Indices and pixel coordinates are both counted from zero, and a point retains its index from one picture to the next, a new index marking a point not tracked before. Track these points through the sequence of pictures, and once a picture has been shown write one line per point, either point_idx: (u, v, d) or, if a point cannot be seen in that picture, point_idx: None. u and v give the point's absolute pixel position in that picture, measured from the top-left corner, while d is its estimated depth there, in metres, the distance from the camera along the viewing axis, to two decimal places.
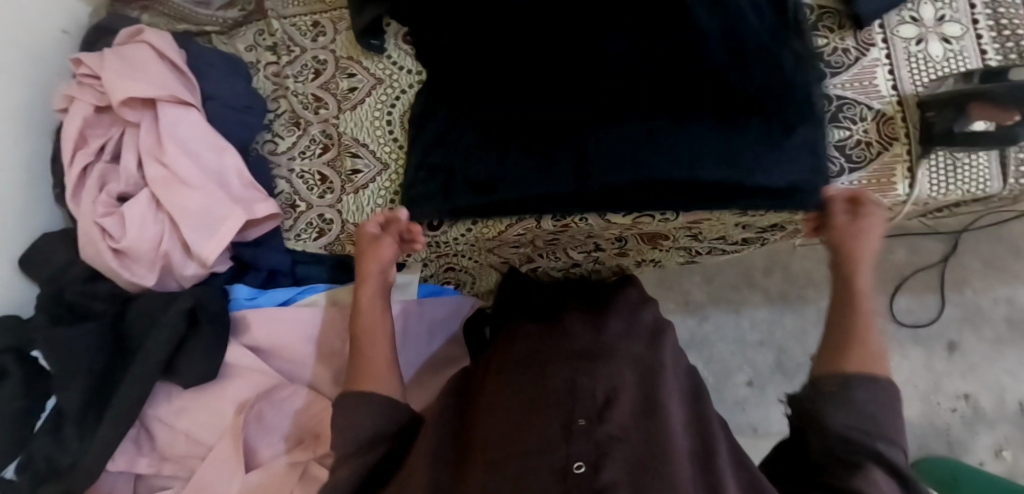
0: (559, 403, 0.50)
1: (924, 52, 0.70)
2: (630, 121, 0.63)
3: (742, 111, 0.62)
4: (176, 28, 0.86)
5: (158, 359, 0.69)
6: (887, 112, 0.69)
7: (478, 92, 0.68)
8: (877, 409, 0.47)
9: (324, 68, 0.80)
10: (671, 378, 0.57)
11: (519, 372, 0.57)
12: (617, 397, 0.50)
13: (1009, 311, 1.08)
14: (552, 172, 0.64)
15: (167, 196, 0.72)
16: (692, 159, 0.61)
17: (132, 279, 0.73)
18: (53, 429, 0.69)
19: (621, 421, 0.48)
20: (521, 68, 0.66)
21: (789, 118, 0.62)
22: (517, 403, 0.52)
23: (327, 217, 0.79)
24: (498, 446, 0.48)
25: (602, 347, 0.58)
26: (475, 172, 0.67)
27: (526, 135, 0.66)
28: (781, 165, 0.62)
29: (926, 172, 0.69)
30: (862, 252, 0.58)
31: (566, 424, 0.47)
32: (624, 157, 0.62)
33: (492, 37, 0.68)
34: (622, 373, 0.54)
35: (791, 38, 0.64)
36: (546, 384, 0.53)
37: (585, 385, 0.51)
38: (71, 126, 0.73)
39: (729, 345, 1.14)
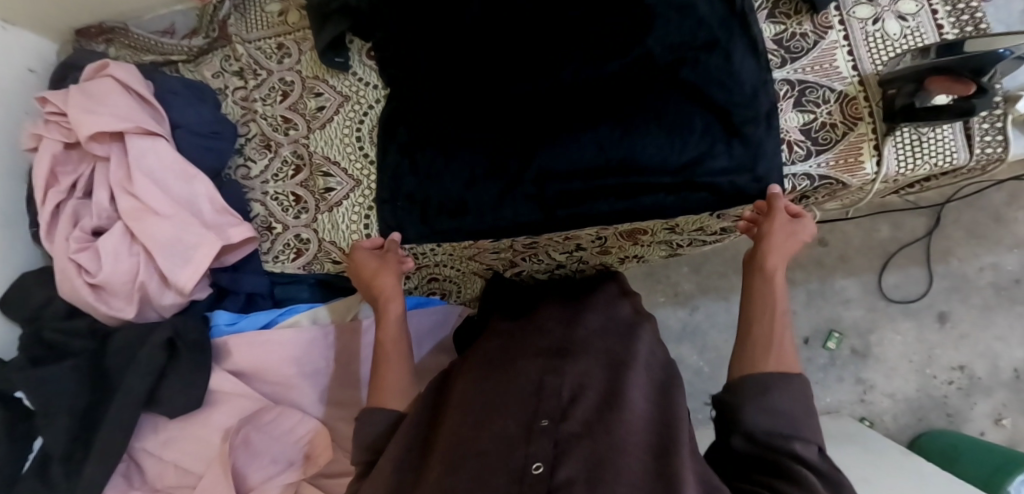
0: (524, 405, 0.51)
1: (881, 31, 0.70)
2: (583, 139, 0.66)
3: (692, 119, 0.65)
4: (143, 59, 0.87)
5: (139, 393, 0.69)
6: (849, 92, 0.70)
7: (440, 118, 0.71)
8: (792, 406, 0.50)
9: (291, 89, 0.81)
10: (640, 370, 0.57)
11: (486, 373, 0.58)
12: (581, 396, 0.51)
13: (996, 278, 1.08)
14: (514, 194, 0.68)
15: (140, 227, 0.72)
16: (643, 177, 0.66)
17: (110, 313, 0.73)
18: (42, 468, 0.69)
19: (584, 418, 0.49)
20: (479, 92, 0.69)
21: (736, 117, 0.64)
22: (482, 405, 0.53)
23: (303, 236, 0.79)
24: (461, 447, 0.49)
25: (570, 346, 0.59)
26: (445, 197, 0.70)
27: (490, 157, 0.69)
28: (732, 157, 0.65)
29: (893, 148, 0.69)
30: (781, 245, 0.61)
31: (529, 426, 0.49)
32: (579, 170, 0.66)
33: (450, 59, 0.70)
34: (588, 367, 0.55)
35: (738, 28, 0.65)
36: (513, 385, 0.54)
37: (551, 386, 0.53)
38: (41, 165, 0.73)
39: (722, 334, 1.14)
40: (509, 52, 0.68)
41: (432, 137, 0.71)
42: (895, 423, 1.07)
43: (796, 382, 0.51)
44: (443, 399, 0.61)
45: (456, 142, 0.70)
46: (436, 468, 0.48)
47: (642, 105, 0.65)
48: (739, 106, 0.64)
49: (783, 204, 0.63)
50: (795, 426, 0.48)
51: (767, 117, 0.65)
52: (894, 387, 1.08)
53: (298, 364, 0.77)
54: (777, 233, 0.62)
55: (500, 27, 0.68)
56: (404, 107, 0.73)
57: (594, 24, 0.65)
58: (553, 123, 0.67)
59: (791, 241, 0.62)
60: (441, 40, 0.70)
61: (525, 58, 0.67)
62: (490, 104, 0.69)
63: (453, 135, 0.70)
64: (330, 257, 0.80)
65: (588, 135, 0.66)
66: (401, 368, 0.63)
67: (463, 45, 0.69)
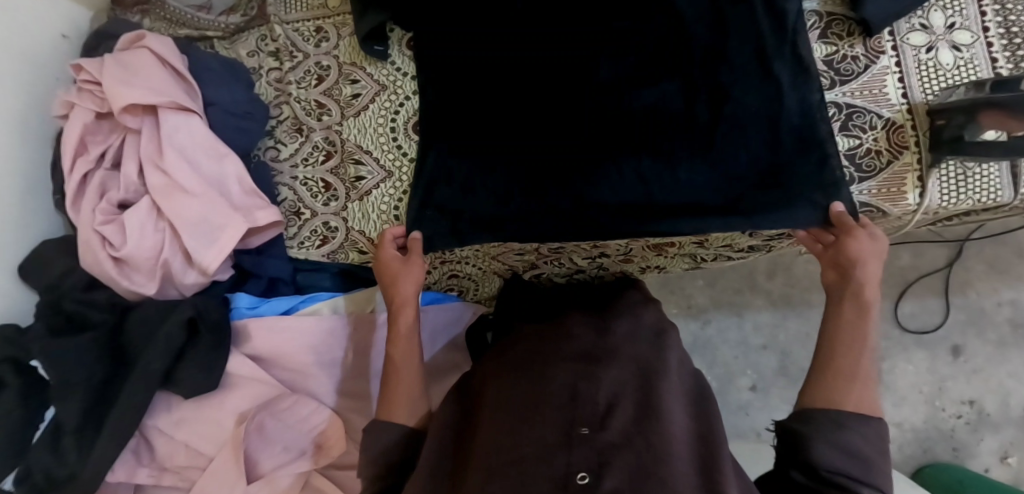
0: (560, 409, 0.51)
1: (934, 60, 0.69)
2: (624, 170, 0.68)
3: (737, 159, 0.66)
4: (178, 33, 0.85)
5: (157, 371, 0.68)
6: (897, 120, 0.69)
7: (480, 127, 0.70)
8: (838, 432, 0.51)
9: (327, 74, 0.79)
10: (671, 382, 0.56)
11: (518, 374, 0.58)
12: (616, 405, 0.51)
13: (1014, 315, 1.07)
14: (554, 215, 0.70)
15: (168, 204, 0.71)
16: (682, 209, 0.68)
17: (131, 288, 0.72)
18: (53, 440, 0.69)
19: (622, 427, 0.49)
20: (516, 111, 0.69)
21: (782, 152, 0.66)
22: (515, 407, 0.53)
23: (331, 224, 0.79)
24: (495, 452, 0.49)
25: (604, 349, 0.59)
26: (481, 215, 0.71)
27: (525, 181, 0.70)
28: (776, 201, 0.66)
29: (937, 181, 0.68)
30: (868, 276, 0.60)
31: (568, 432, 0.48)
32: (621, 200, 0.69)
33: (497, 75, 0.69)
34: (621, 375, 0.55)
35: (783, 54, 0.66)
36: (546, 388, 0.54)
37: (586, 392, 0.52)
38: (71, 133, 0.72)
39: (732, 349, 1.14)
40: (557, 77, 0.68)
41: (471, 147, 0.70)
42: (901, 453, 1.07)
43: (861, 421, 0.52)
44: (473, 402, 0.61)
45: (494, 155, 0.70)
46: (475, 472, 0.48)
47: (685, 136, 0.67)
48: (788, 143, 0.66)
49: (852, 220, 0.63)
50: (865, 470, 0.50)
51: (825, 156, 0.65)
52: (903, 417, 1.07)
53: (316, 351, 0.76)
54: (869, 259, 0.60)
55: (552, 51, 0.67)
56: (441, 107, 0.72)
57: (647, 65, 0.67)
58: (595, 147, 0.68)
59: (878, 245, 0.61)
60: (486, 70, 0.69)
61: (573, 87, 0.68)
62: (532, 124, 0.68)
63: (490, 149, 0.70)
64: (356, 247, 0.79)
65: (627, 165, 0.68)
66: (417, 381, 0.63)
67: (511, 63, 0.68)
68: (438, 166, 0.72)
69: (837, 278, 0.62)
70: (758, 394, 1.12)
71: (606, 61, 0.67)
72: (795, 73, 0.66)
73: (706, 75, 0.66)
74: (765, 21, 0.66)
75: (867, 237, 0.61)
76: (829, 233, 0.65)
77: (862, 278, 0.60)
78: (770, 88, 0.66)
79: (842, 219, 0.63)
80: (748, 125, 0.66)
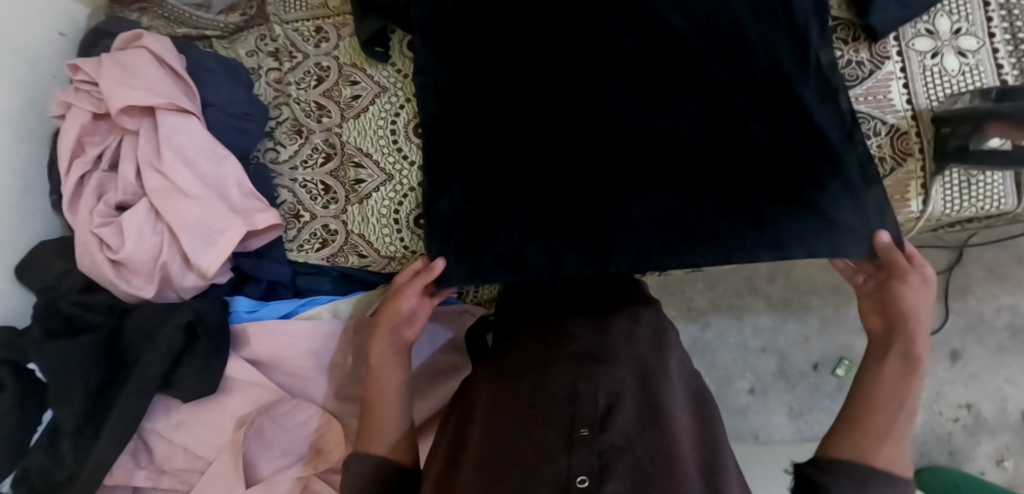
0: (560, 412, 0.50)
1: (939, 66, 0.69)
2: (647, 201, 0.65)
3: (762, 184, 0.63)
4: (177, 31, 0.83)
5: (156, 374, 0.68)
6: (901, 126, 0.68)
7: (492, 160, 0.68)
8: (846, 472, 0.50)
9: (327, 75, 0.78)
10: (671, 385, 0.56)
11: (518, 376, 0.57)
12: (617, 404, 0.51)
13: (1012, 320, 1.07)
14: (576, 249, 0.66)
15: (167, 206, 0.70)
16: (716, 239, 0.63)
17: (129, 290, 0.72)
18: (51, 442, 0.68)
19: (624, 428, 0.49)
20: (523, 140, 0.67)
21: (807, 178, 0.63)
22: (515, 411, 0.52)
23: (331, 228, 0.78)
24: (494, 457, 0.48)
25: (604, 350, 0.58)
26: (497, 248, 0.67)
27: (540, 212, 0.66)
28: (808, 234, 0.63)
29: (940, 189, 0.68)
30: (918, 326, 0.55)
31: (569, 434, 0.48)
32: (645, 233, 0.65)
33: (508, 106, 0.68)
34: (622, 376, 0.54)
35: (796, 86, 0.64)
36: (546, 390, 0.53)
37: (585, 392, 0.52)
38: (68, 134, 0.71)
39: (732, 352, 1.14)
40: (570, 106, 0.67)
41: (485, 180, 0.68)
42: None
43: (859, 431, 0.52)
44: (472, 406, 0.60)
45: (511, 189, 0.67)
46: (473, 475, 0.48)
47: (710, 164, 0.64)
48: (816, 172, 0.63)
49: (901, 254, 0.59)
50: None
51: (852, 181, 0.64)
52: None
53: (316, 357, 0.76)
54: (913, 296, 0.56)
55: (558, 81, 0.67)
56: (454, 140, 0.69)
57: (658, 97, 0.66)
58: (613, 178, 0.65)
59: (929, 287, 0.56)
60: (493, 99, 0.68)
61: (583, 115, 0.67)
62: (540, 153, 0.67)
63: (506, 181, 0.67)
64: (356, 251, 0.78)
65: (650, 196, 0.65)
66: (396, 415, 0.60)
67: (522, 94, 0.68)
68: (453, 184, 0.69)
69: (877, 327, 0.60)
70: (756, 396, 1.12)
71: (620, 90, 0.66)
72: (822, 92, 0.65)
73: (725, 102, 0.65)
74: (786, 56, 0.65)
75: (918, 278, 0.57)
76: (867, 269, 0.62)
77: (912, 331, 0.55)
78: (792, 116, 0.64)
79: (890, 252, 0.59)
80: (772, 149, 0.64)
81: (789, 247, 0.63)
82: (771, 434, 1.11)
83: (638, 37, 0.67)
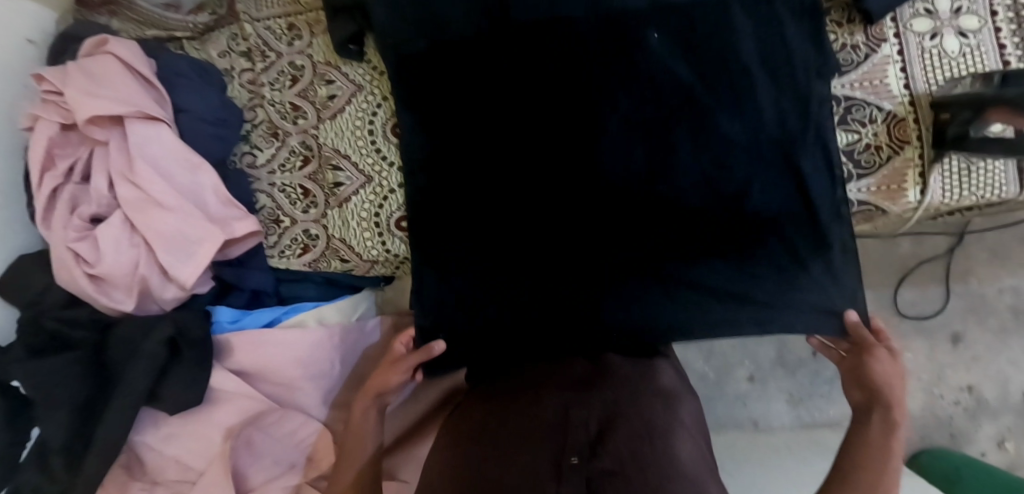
0: (549, 436, 0.49)
1: (939, 48, 0.65)
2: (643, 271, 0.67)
3: (743, 259, 0.66)
4: (148, 34, 0.80)
5: (139, 390, 0.67)
6: (899, 113, 0.65)
7: (487, 231, 0.69)
8: None
9: (301, 74, 0.76)
10: (669, 412, 0.55)
11: (509, 405, 0.58)
12: (609, 429, 0.50)
13: (1015, 301, 1.04)
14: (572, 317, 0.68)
15: (142, 219, 0.69)
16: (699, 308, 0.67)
17: (109, 304, 0.71)
18: (42, 458, 0.68)
19: (616, 452, 0.47)
20: (517, 207, 0.68)
21: (800, 251, 0.66)
22: (503, 433, 0.53)
23: (312, 232, 0.76)
24: (481, 477, 0.48)
25: (601, 377, 0.59)
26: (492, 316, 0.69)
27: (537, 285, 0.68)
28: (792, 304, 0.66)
29: (939, 178, 0.65)
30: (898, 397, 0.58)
31: (558, 460, 0.46)
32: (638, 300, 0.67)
33: (500, 174, 0.68)
34: (616, 398, 0.55)
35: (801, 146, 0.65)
36: (539, 411, 0.53)
37: (577, 417, 0.51)
38: (37, 146, 0.70)
39: (730, 339, 1.12)
40: (559, 146, 0.67)
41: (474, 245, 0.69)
42: None
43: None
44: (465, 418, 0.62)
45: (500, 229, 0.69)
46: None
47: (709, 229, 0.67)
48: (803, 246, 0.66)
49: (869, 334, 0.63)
50: None
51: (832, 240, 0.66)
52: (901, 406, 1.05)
53: (305, 365, 0.75)
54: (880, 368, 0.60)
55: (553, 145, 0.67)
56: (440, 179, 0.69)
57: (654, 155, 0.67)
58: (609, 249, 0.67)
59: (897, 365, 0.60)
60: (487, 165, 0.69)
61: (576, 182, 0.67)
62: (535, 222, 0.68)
63: (494, 226, 0.69)
64: (338, 256, 0.77)
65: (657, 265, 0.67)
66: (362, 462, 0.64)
67: (517, 180, 0.68)
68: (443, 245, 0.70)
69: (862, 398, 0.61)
70: (756, 384, 1.10)
71: (618, 156, 0.67)
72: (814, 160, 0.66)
73: (726, 168, 0.66)
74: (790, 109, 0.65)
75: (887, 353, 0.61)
76: (846, 341, 0.66)
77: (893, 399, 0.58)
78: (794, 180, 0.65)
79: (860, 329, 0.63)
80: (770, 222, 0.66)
81: (772, 316, 0.67)
82: (770, 422, 1.10)
83: (634, 92, 0.66)
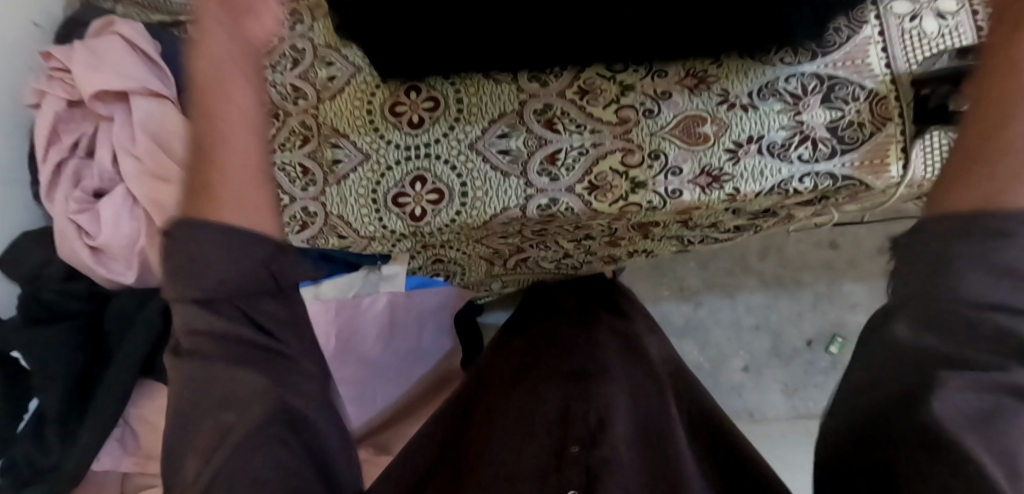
0: (551, 431, 0.52)
1: (919, 28, 0.68)
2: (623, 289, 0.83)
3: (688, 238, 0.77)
4: (152, 18, 0.83)
5: (136, 359, 0.69)
6: (881, 91, 0.67)
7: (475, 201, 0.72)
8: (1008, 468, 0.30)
9: (302, 57, 0.78)
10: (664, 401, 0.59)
11: (509, 394, 0.60)
12: (608, 419, 0.52)
13: None
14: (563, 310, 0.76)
15: (144, 192, 0.70)
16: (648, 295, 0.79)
17: (109, 276, 0.71)
18: (37, 428, 0.69)
19: (613, 442, 0.49)
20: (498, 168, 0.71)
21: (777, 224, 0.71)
22: (507, 425, 0.55)
23: (311, 210, 0.77)
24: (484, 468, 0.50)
25: (597, 368, 0.61)
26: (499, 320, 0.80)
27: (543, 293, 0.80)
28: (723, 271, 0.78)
29: (920, 152, 0.68)
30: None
31: (561, 452, 0.49)
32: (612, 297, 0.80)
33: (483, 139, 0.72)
34: (614, 390, 0.58)
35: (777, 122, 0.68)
36: (540, 408, 0.56)
37: (577, 411, 0.53)
38: (43, 120, 0.71)
39: (724, 330, 1.13)
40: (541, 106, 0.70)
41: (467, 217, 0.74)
42: None
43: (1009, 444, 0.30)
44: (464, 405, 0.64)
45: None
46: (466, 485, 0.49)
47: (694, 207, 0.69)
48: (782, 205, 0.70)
49: None
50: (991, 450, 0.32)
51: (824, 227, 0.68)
52: None
53: None
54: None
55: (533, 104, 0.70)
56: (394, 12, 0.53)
57: None
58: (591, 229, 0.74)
59: None
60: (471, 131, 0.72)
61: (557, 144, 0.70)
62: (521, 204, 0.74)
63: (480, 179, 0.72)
64: (336, 232, 0.77)
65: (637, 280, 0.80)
66: None
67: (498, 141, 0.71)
68: (441, 223, 0.73)
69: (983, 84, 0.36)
70: (750, 375, 1.11)
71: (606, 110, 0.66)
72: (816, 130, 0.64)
73: None
74: None
75: None
76: None
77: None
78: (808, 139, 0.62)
79: None
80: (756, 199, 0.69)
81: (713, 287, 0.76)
82: (766, 412, 1.11)
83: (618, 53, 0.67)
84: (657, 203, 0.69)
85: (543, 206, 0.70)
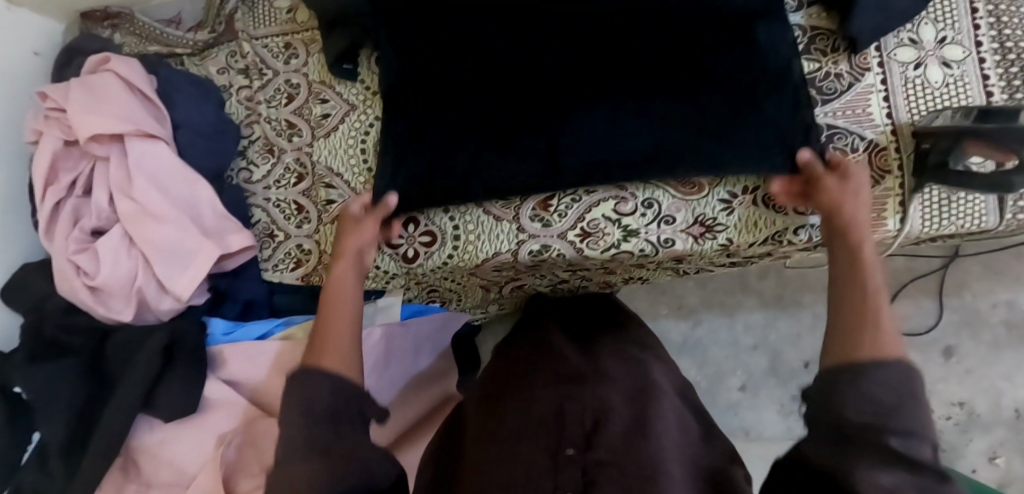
0: (546, 430, 0.48)
1: (922, 78, 0.66)
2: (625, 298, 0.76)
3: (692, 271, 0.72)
4: (149, 49, 0.83)
5: (135, 395, 0.70)
6: (881, 142, 0.66)
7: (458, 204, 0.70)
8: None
9: (296, 93, 0.78)
10: (665, 398, 0.54)
11: (501, 413, 0.55)
12: (605, 418, 0.48)
13: (1010, 316, 0.96)
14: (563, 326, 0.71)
15: (140, 232, 0.71)
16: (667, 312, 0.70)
17: (107, 314, 0.73)
18: (41, 460, 0.71)
19: (610, 444, 0.45)
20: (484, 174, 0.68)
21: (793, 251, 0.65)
22: (502, 437, 0.50)
23: (305, 247, 0.77)
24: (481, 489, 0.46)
25: (593, 368, 0.57)
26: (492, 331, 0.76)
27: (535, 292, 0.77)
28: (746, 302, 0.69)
29: (919, 207, 0.66)
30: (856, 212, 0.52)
31: (554, 454, 0.45)
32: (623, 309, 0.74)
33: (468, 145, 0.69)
34: (614, 388, 0.53)
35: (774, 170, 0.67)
36: (532, 409, 0.51)
37: (571, 410, 0.49)
38: (42, 161, 0.72)
39: (723, 349, 1.13)
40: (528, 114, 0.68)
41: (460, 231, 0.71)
42: None
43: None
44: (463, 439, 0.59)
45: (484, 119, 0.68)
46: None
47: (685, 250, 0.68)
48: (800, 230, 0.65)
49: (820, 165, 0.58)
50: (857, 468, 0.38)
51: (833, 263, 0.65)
52: None
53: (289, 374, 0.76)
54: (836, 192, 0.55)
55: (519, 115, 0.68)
56: (410, 19, 0.69)
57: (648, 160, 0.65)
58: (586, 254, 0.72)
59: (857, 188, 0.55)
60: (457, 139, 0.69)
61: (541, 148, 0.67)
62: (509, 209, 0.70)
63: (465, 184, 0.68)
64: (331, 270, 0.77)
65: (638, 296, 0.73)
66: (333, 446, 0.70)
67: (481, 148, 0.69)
68: (434, 264, 0.73)
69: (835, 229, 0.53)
70: (747, 394, 1.11)
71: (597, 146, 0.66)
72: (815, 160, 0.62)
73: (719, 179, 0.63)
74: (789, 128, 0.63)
75: (837, 179, 0.56)
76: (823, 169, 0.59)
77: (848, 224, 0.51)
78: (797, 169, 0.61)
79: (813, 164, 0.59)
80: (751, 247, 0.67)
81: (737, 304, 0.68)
82: (761, 431, 1.10)
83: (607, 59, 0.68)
84: (648, 251, 0.69)
85: (534, 253, 0.70)
